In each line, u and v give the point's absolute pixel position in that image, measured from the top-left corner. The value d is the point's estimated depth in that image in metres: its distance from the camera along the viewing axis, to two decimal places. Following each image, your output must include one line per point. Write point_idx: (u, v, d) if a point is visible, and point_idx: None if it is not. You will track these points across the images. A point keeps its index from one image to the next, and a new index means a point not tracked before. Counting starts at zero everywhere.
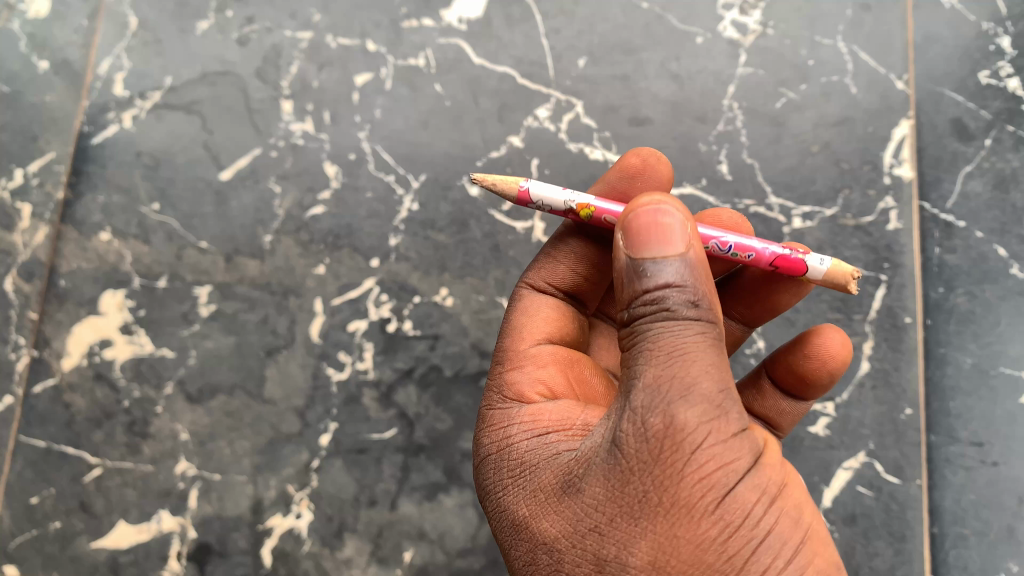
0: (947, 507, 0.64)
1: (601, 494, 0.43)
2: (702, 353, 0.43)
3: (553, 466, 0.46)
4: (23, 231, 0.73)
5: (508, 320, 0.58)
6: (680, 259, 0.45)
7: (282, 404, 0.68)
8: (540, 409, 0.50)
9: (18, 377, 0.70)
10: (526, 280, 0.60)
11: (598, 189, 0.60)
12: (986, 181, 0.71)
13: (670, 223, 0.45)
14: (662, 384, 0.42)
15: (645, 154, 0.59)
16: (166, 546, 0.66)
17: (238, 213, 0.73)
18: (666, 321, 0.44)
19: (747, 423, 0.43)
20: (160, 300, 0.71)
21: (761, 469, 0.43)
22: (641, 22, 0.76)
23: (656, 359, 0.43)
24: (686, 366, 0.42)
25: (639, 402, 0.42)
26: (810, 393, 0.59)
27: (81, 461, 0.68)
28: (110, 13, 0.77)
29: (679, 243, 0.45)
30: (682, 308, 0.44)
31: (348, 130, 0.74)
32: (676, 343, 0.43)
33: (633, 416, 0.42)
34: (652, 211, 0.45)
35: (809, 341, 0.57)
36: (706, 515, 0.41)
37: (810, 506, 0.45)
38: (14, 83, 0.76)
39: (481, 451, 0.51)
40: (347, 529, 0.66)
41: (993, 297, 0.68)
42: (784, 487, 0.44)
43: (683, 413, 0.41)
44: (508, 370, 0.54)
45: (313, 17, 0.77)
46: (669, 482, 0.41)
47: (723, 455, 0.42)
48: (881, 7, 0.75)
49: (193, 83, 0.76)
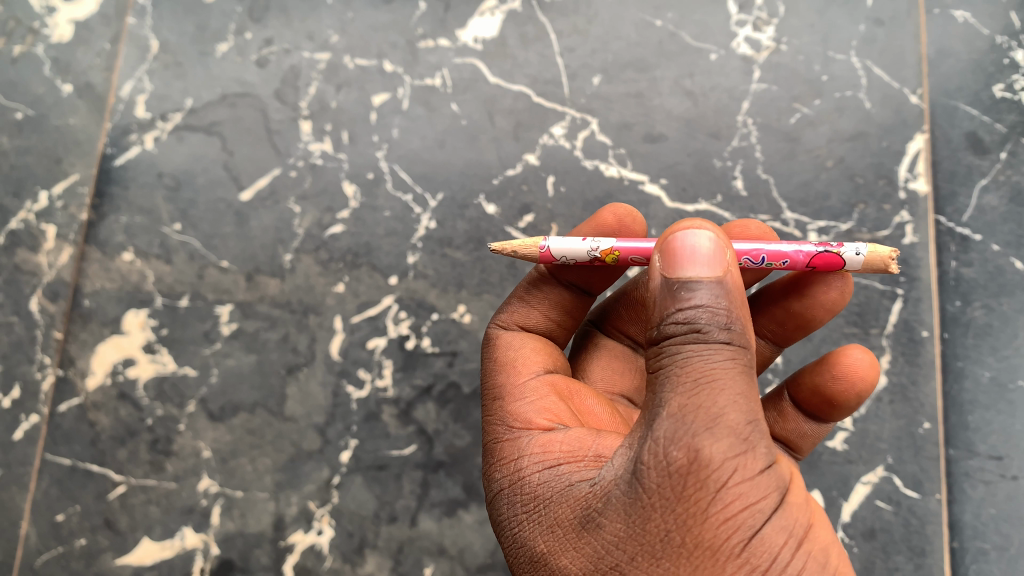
0: (967, 522, 0.64)
1: (622, 531, 0.43)
2: (730, 381, 0.42)
3: (570, 498, 0.46)
4: (48, 252, 0.74)
5: (491, 356, 0.58)
6: (716, 282, 0.44)
7: (303, 421, 0.69)
8: (551, 439, 0.50)
9: (43, 397, 0.71)
10: (499, 322, 0.60)
11: None
12: (1002, 195, 0.71)
13: (707, 247, 0.45)
14: (689, 413, 0.42)
15: (620, 213, 0.61)
16: (189, 563, 0.67)
17: (259, 233, 0.74)
18: (695, 344, 0.43)
19: (774, 458, 0.43)
20: (182, 319, 0.72)
21: (786, 510, 0.43)
22: (655, 39, 0.77)
23: (684, 386, 0.42)
24: (713, 395, 0.42)
25: (662, 433, 0.42)
26: (835, 416, 0.59)
27: (106, 479, 0.69)
28: (131, 37, 0.78)
29: (716, 267, 0.44)
30: (715, 331, 0.43)
31: (366, 149, 0.75)
32: (705, 368, 0.42)
33: (655, 448, 0.42)
34: (690, 234, 0.45)
35: (838, 361, 0.57)
36: (732, 557, 0.41)
37: (835, 546, 0.45)
38: (38, 107, 0.77)
39: (494, 487, 0.51)
40: (368, 545, 0.67)
41: (1011, 310, 0.68)
42: (809, 529, 0.44)
43: (708, 446, 0.41)
44: (510, 402, 0.53)
45: (331, 38, 0.78)
46: (692, 522, 0.41)
47: (749, 494, 0.41)
48: (894, 21, 0.75)
49: (214, 105, 0.77)
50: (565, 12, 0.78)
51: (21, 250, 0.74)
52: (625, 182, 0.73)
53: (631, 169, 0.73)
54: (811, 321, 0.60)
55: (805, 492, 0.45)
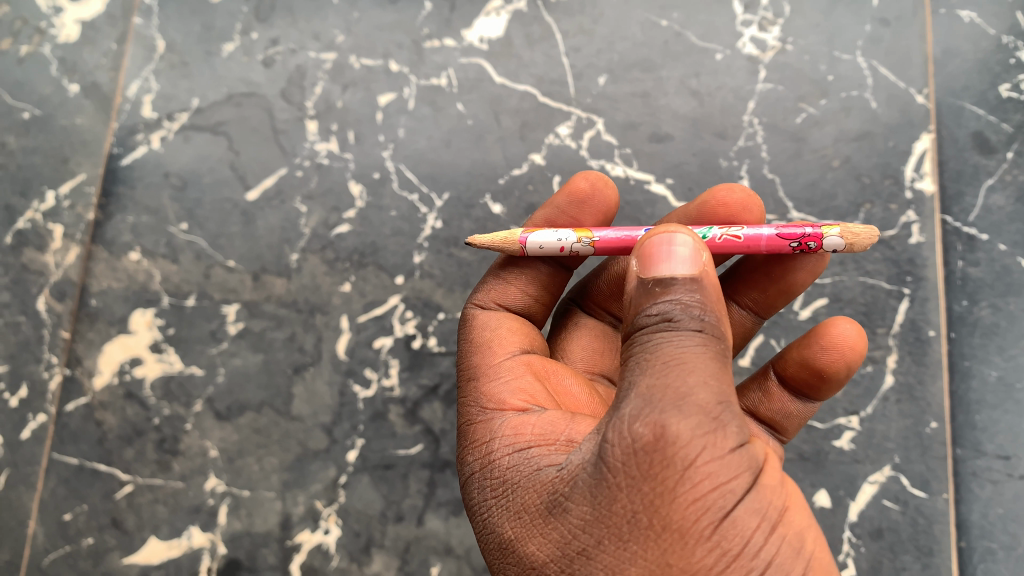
0: (975, 521, 0.64)
1: (588, 514, 0.43)
2: (701, 363, 0.42)
3: (539, 482, 0.46)
4: (55, 252, 0.74)
5: (468, 337, 0.58)
6: (692, 280, 0.45)
7: (309, 420, 0.69)
8: (523, 422, 0.50)
9: (51, 396, 0.71)
10: (476, 301, 0.60)
11: (545, 213, 0.62)
12: (1009, 194, 0.71)
13: (685, 252, 0.46)
14: (657, 392, 0.42)
15: (592, 179, 0.61)
16: (196, 562, 0.67)
17: (265, 233, 0.74)
18: (667, 331, 0.44)
19: (747, 439, 0.43)
20: (189, 319, 0.72)
21: (759, 492, 0.42)
22: (660, 39, 0.77)
23: (653, 368, 0.43)
24: (683, 376, 0.42)
25: (630, 414, 0.42)
26: (823, 390, 0.58)
27: (114, 479, 0.69)
28: (137, 37, 0.79)
29: (693, 267, 0.45)
30: (687, 318, 0.44)
31: (372, 149, 0.75)
32: (675, 352, 0.43)
33: (622, 428, 0.42)
34: (668, 238, 0.46)
35: (826, 332, 0.57)
36: (701, 540, 0.41)
37: (812, 531, 0.44)
38: (45, 107, 0.77)
39: (465, 471, 0.51)
40: (374, 544, 0.67)
41: (1018, 310, 0.68)
42: (784, 513, 0.43)
43: (676, 424, 0.41)
44: (484, 384, 0.54)
45: (336, 38, 0.78)
46: (660, 503, 0.41)
47: (719, 475, 0.41)
48: (900, 21, 0.75)
49: (220, 105, 0.77)
50: (571, 13, 0.78)
51: (28, 250, 0.74)
52: (630, 182, 0.73)
53: (637, 169, 0.73)
54: (793, 287, 0.61)
55: (781, 475, 0.45)
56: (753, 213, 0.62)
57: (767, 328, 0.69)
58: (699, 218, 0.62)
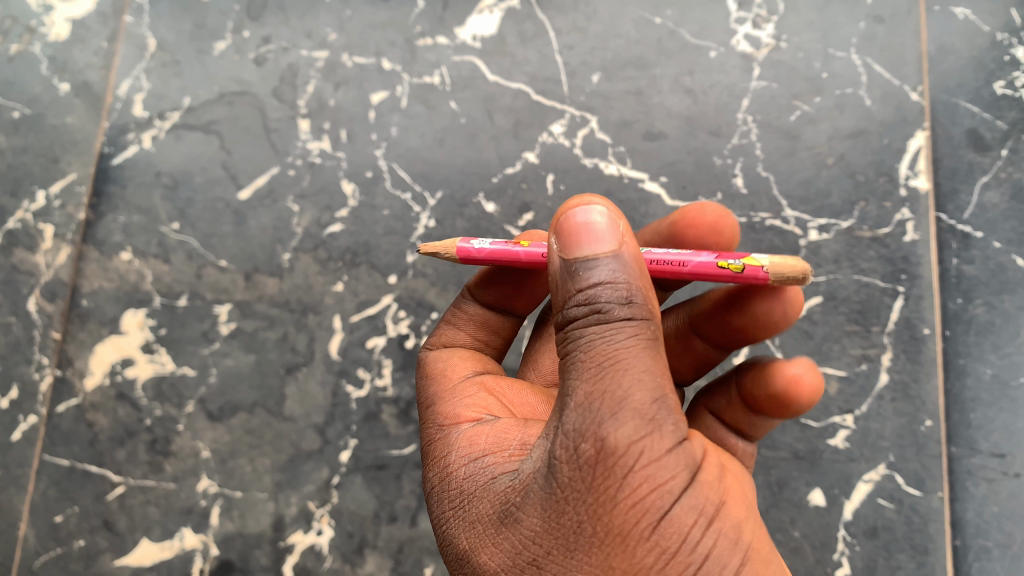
0: (970, 520, 0.64)
1: (538, 526, 0.42)
2: (633, 361, 0.41)
3: (490, 492, 0.45)
4: (46, 251, 0.73)
5: (420, 375, 0.57)
6: (613, 257, 0.43)
7: (302, 421, 0.69)
8: (478, 431, 0.49)
9: (42, 397, 0.70)
10: (427, 346, 0.60)
11: None
12: (1003, 192, 0.70)
13: (603, 223, 0.44)
14: (594, 401, 0.41)
15: (537, 239, 0.61)
16: (188, 564, 0.67)
17: (258, 232, 0.73)
18: (598, 326, 0.42)
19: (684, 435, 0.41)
20: (181, 319, 0.71)
21: (697, 489, 0.41)
22: (654, 38, 0.76)
23: (588, 372, 0.41)
24: (617, 380, 0.41)
25: (571, 425, 0.41)
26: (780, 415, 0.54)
27: (105, 480, 0.68)
28: (129, 36, 0.78)
29: (613, 240, 0.43)
30: (614, 308, 0.42)
31: (364, 147, 0.75)
32: (607, 353, 0.41)
33: (565, 441, 0.41)
34: (584, 210, 0.44)
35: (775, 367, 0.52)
36: (641, 541, 0.40)
37: (750, 521, 0.43)
38: (35, 106, 0.77)
39: (427, 485, 0.50)
40: (367, 545, 0.66)
41: (1013, 307, 0.68)
42: (722, 506, 0.42)
43: (614, 433, 0.40)
44: (440, 404, 0.53)
45: (329, 36, 0.78)
46: (603, 511, 0.40)
47: (657, 476, 0.40)
48: (894, 18, 0.75)
49: (212, 104, 0.77)
50: (564, 10, 0.77)
51: (18, 250, 0.74)
52: (625, 180, 0.73)
53: (630, 167, 0.73)
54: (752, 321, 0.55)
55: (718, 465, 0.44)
56: (725, 234, 0.58)
57: None
58: (671, 237, 0.59)
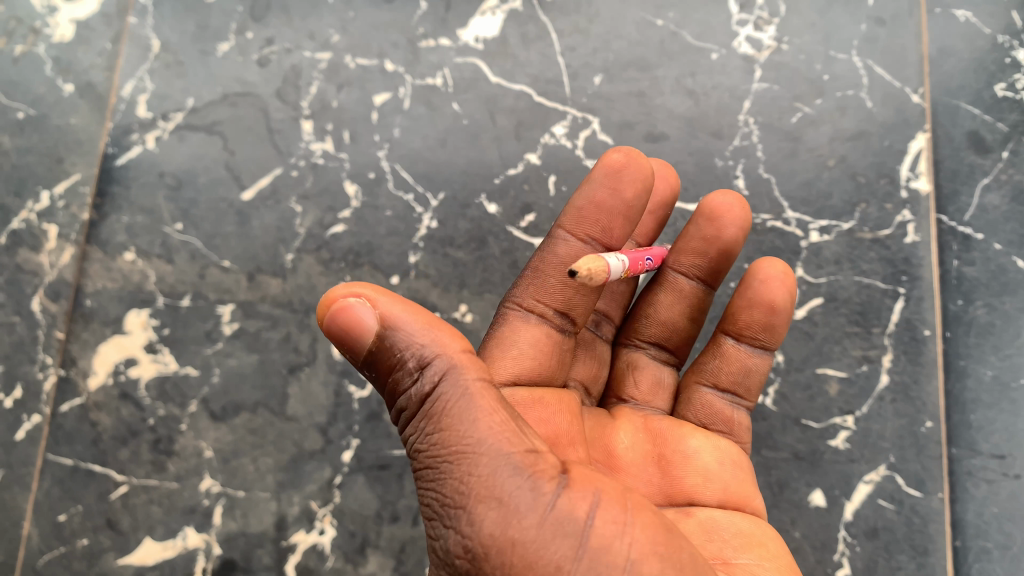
0: (970, 521, 0.64)
1: None
2: (474, 450, 0.41)
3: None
4: (50, 252, 0.74)
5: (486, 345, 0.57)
6: (386, 333, 0.42)
7: (304, 421, 0.69)
8: None
9: (45, 397, 0.71)
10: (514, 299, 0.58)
11: (583, 193, 0.59)
12: (1004, 194, 0.71)
13: (362, 304, 0.41)
14: (450, 507, 0.41)
15: (625, 152, 0.59)
16: (191, 563, 0.67)
17: (260, 233, 0.74)
18: (437, 421, 0.42)
19: (552, 506, 0.40)
20: (184, 319, 0.72)
21: (587, 556, 0.40)
22: (656, 39, 0.76)
23: (440, 476, 0.41)
24: (464, 478, 0.40)
25: (438, 536, 0.41)
26: (773, 334, 0.59)
27: (108, 479, 0.69)
28: (133, 37, 0.79)
29: (376, 312, 0.42)
30: (430, 394, 0.42)
31: (367, 148, 0.75)
32: (452, 447, 0.41)
33: (440, 554, 0.41)
34: (344, 296, 0.42)
35: (756, 269, 0.59)
36: None
37: (658, 560, 0.41)
38: (39, 107, 0.77)
39: None
40: (369, 544, 0.67)
41: (1013, 309, 0.68)
42: (622, 559, 0.40)
43: (477, 536, 0.40)
44: None
45: (332, 38, 0.78)
46: None
47: (534, 567, 0.39)
48: (896, 20, 0.75)
49: (215, 104, 0.77)
50: (566, 12, 0.78)
51: (22, 250, 0.74)
52: None
53: None
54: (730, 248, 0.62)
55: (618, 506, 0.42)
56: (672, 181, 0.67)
57: None
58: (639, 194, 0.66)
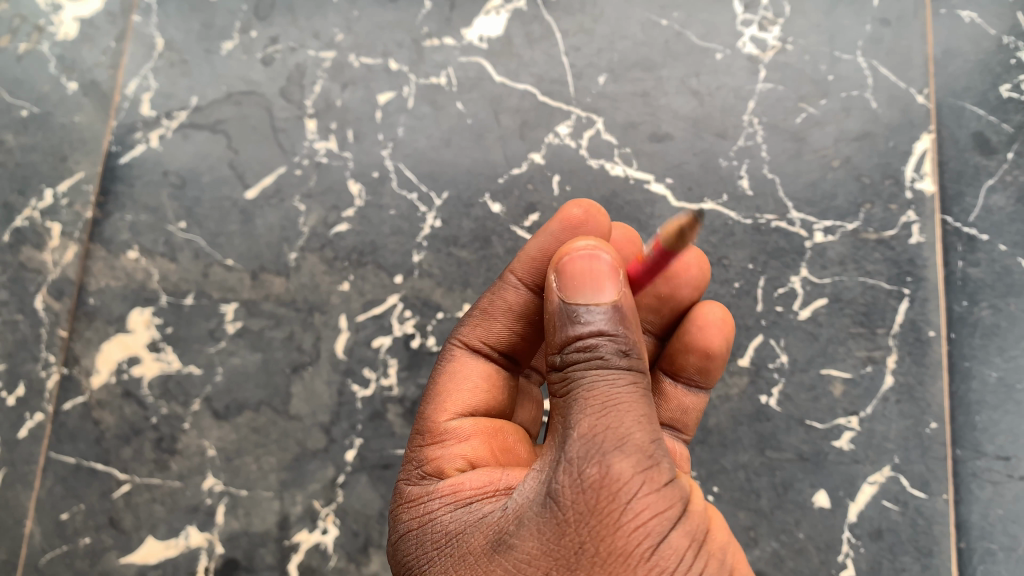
0: (975, 522, 0.64)
1: (535, 547, 0.43)
2: (635, 403, 0.45)
3: (481, 526, 0.46)
4: (53, 249, 0.74)
5: (434, 383, 0.59)
6: (613, 307, 0.48)
7: (308, 420, 0.69)
8: (458, 480, 0.51)
9: (49, 395, 0.71)
10: (460, 338, 0.60)
11: (537, 242, 0.59)
12: (1010, 195, 0.70)
13: (603, 274, 0.49)
14: (599, 434, 0.44)
15: (585, 206, 0.59)
16: (194, 562, 0.67)
17: (264, 231, 0.74)
18: (600, 368, 0.46)
19: (677, 477, 0.46)
20: (187, 318, 0.71)
21: (689, 521, 0.45)
22: (660, 39, 0.76)
23: (592, 409, 0.45)
24: (621, 417, 0.45)
25: (574, 453, 0.44)
26: (711, 374, 0.63)
27: (111, 478, 0.69)
28: (137, 35, 0.79)
29: (613, 292, 0.48)
30: (615, 357, 0.47)
31: (371, 148, 0.75)
32: (611, 393, 0.46)
33: (569, 467, 0.44)
34: (590, 260, 0.49)
35: (698, 315, 0.63)
36: (643, 561, 0.42)
37: (732, 553, 0.47)
38: (43, 105, 0.77)
39: (400, 528, 0.51)
40: (372, 544, 0.66)
41: (1018, 310, 0.68)
42: (710, 541, 0.46)
43: (618, 463, 0.43)
44: (430, 445, 0.54)
45: (336, 37, 0.78)
46: (606, 532, 0.42)
47: (656, 504, 0.43)
48: (901, 21, 0.75)
49: (219, 103, 0.77)
50: (571, 12, 0.77)
51: (26, 248, 0.74)
52: (631, 181, 0.73)
53: (637, 168, 0.73)
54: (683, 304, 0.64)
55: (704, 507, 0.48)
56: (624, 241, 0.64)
57: (767, 327, 0.69)
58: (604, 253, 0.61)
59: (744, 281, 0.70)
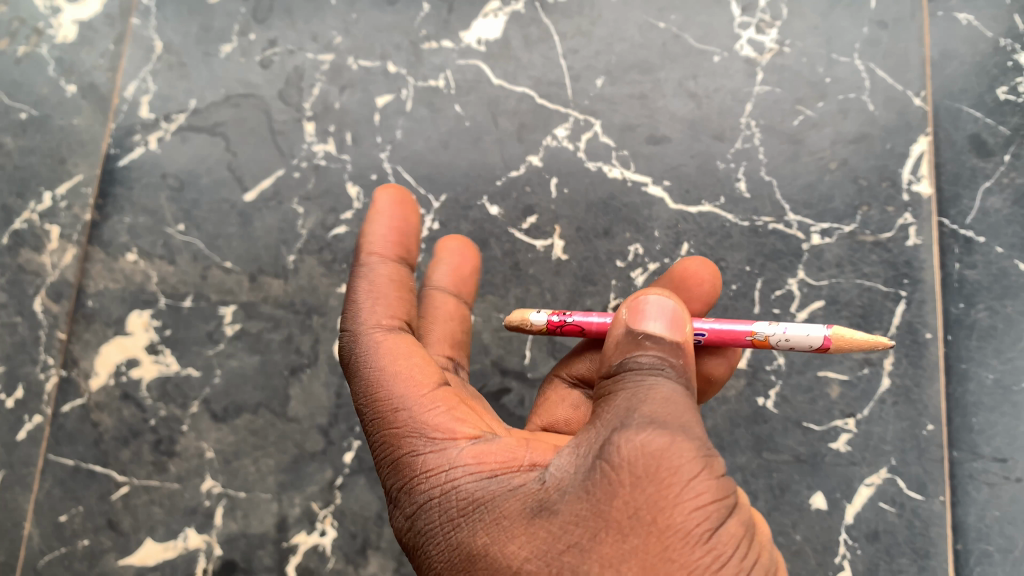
0: (971, 524, 0.64)
1: (585, 511, 0.43)
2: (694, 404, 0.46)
3: (518, 494, 0.46)
4: (52, 252, 0.74)
5: (372, 370, 0.53)
6: (678, 336, 0.48)
7: (306, 422, 0.69)
8: (480, 449, 0.49)
9: (47, 397, 0.71)
10: (369, 323, 0.55)
11: (381, 230, 0.60)
12: (1006, 197, 0.70)
13: (672, 305, 0.50)
14: (661, 416, 0.45)
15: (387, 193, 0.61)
16: (192, 564, 0.67)
17: (262, 234, 0.74)
18: (663, 374, 0.47)
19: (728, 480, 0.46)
20: (186, 320, 0.72)
21: (739, 518, 0.45)
22: (658, 42, 0.77)
23: (654, 400, 0.45)
24: (681, 411, 0.45)
25: (634, 428, 0.44)
26: (706, 392, 0.63)
27: (110, 480, 0.69)
28: (136, 38, 0.79)
29: (678, 325, 0.49)
30: (678, 369, 0.47)
31: (370, 150, 0.75)
32: (673, 392, 0.46)
33: (629, 439, 0.44)
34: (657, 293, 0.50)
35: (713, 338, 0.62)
36: (699, 541, 0.42)
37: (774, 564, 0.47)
38: (42, 107, 0.77)
39: (418, 497, 0.48)
40: (370, 545, 0.66)
41: (1015, 313, 0.68)
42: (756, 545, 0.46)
43: (680, 443, 0.44)
44: (420, 415, 0.50)
45: (334, 40, 0.78)
46: (664, 503, 0.42)
47: (714, 491, 0.44)
48: (898, 23, 0.75)
49: (218, 106, 0.77)
50: (569, 14, 0.78)
51: (24, 251, 0.74)
52: (628, 183, 0.73)
53: (634, 171, 0.73)
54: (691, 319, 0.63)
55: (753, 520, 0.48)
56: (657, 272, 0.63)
57: None
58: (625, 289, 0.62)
59: (741, 283, 0.70)
